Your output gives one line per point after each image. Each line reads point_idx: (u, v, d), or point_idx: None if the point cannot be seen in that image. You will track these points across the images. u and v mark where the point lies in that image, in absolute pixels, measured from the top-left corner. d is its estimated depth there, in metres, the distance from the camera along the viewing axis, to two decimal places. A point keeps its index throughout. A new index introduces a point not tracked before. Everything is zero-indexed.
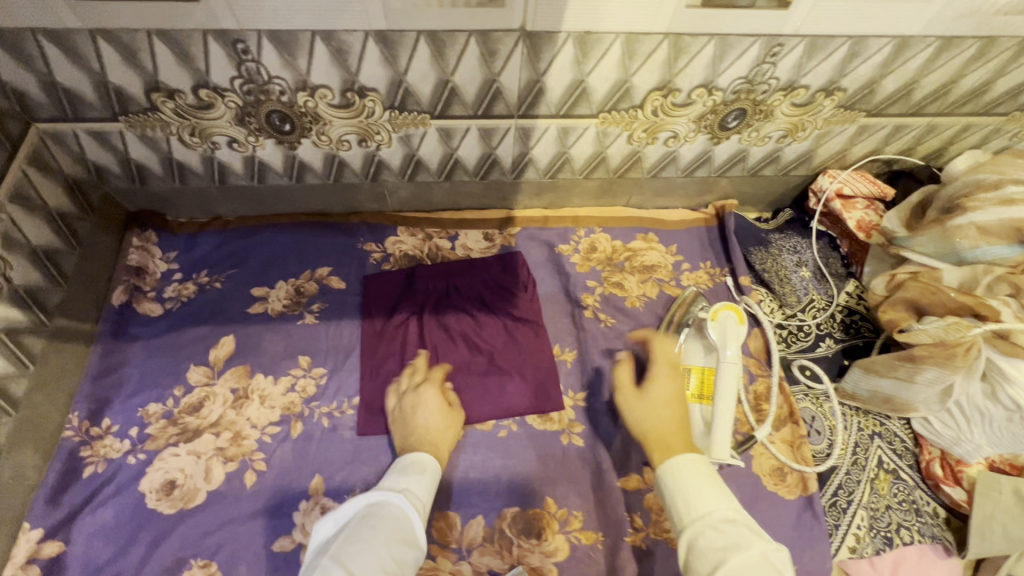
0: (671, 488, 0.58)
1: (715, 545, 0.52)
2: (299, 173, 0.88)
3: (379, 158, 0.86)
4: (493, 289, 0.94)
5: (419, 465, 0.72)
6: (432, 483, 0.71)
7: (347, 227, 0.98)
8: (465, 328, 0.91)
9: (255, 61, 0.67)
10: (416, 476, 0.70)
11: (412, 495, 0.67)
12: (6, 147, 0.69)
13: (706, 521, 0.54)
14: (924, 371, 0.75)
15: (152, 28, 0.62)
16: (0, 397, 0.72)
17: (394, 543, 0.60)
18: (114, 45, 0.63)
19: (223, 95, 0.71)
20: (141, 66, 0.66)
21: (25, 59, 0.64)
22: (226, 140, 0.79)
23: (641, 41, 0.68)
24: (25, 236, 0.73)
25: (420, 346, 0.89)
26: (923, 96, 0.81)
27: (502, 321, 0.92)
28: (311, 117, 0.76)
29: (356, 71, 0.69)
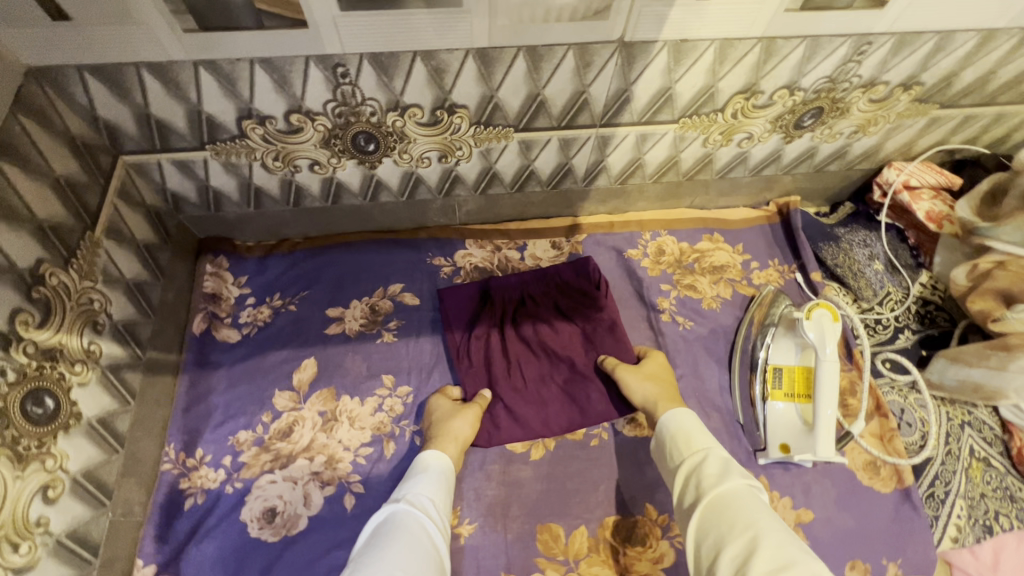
0: (674, 429, 0.71)
1: (709, 471, 0.64)
2: (374, 192, 0.87)
3: (456, 173, 0.86)
4: (568, 296, 0.94)
5: (421, 466, 0.73)
6: (438, 477, 0.72)
7: (415, 243, 0.98)
8: (546, 337, 0.90)
9: (352, 84, 0.66)
10: (421, 475, 0.72)
11: (413, 499, 0.68)
12: (99, 182, 0.69)
13: (704, 455, 0.66)
14: (1018, 358, 0.77)
15: (257, 57, 0.62)
16: (108, 433, 0.72)
17: (405, 547, 0.61)
18: (215, 75, 0.63)
19: (314, 119, 0.71)
20: (238, 94, 0.66)
21: (125, 93, 0.64)
22: (308, 163, 0.79)
23: (735, 46, 0.69)
24: (120, 270, 0.73)
25: (505, 359, 0.89)
26: (996, 87, 0.82)
27: (581, 327, 0.91)
28: (397, 136, 0.76)
29: (449, 89, 0.69)
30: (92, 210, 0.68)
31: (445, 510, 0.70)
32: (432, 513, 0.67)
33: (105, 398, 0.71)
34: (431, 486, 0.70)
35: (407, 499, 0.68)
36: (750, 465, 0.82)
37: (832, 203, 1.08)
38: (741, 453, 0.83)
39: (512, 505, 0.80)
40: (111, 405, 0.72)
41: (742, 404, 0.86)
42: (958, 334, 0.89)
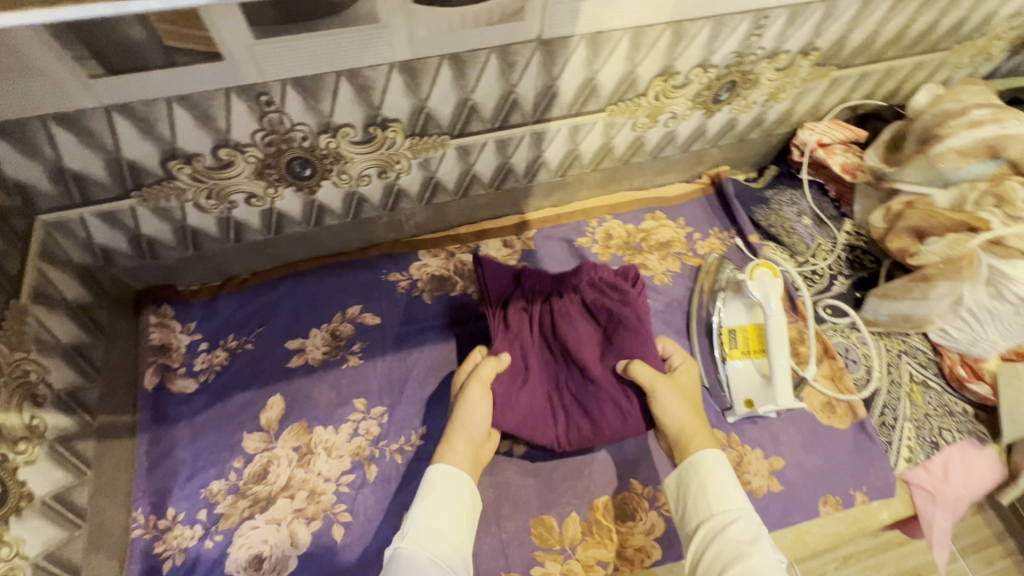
0: (703, 477, 0.66)
1: (738, 537, 0.59)
2: (318, 217, 0.86)
3: (398, 187, 0.86)
4: (612, 293, 0.83)
5: (427, 486, 0.66)
6: (446, 498, 0.65)
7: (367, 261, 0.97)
8: (582, 336, 0.81)
9: (278, 111, 0.65)
10: (426, 500, 0.65)
11: (421, 535, 0.61)
12: (18, 247, 0.64)
13: (731, 518, 0.61)
14: (937, 286, 0.84)
15: (173, 96, 0.60)
16: (66, 509, 0.68)
17: None
18: (131, 119, 0.61)
19: (243, 151, 0.69)
20: (159, 135, 0.64)
21: (33, 150, 0.60)
22: (243, 197, 0.77)
23: (646, 33, 0.72)
24: (54, 336, 0.69)
25: (529, 348, 0.82)
26: (882, 44, 0.90)
27: (618, 328, 0.80)
28: (332, 158, 0.75)
29: (378, 104, 0.69)
30: (15, 278, 0.64)
31: (460, 535, 0.63)
32: (440, 547, 0.60)
33: (57, 474, 0.67)
34: (436, 511, 0.63)
35: (414, 535, 0.61)
36: (720, 424, 0.86)
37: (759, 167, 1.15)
38: (711, 415, 0.87)
39: (503, 504, 0.80)
40: (66, 480, 0.68)
41: (705, 369, 0.90)
42: (882, 271, 0.97)
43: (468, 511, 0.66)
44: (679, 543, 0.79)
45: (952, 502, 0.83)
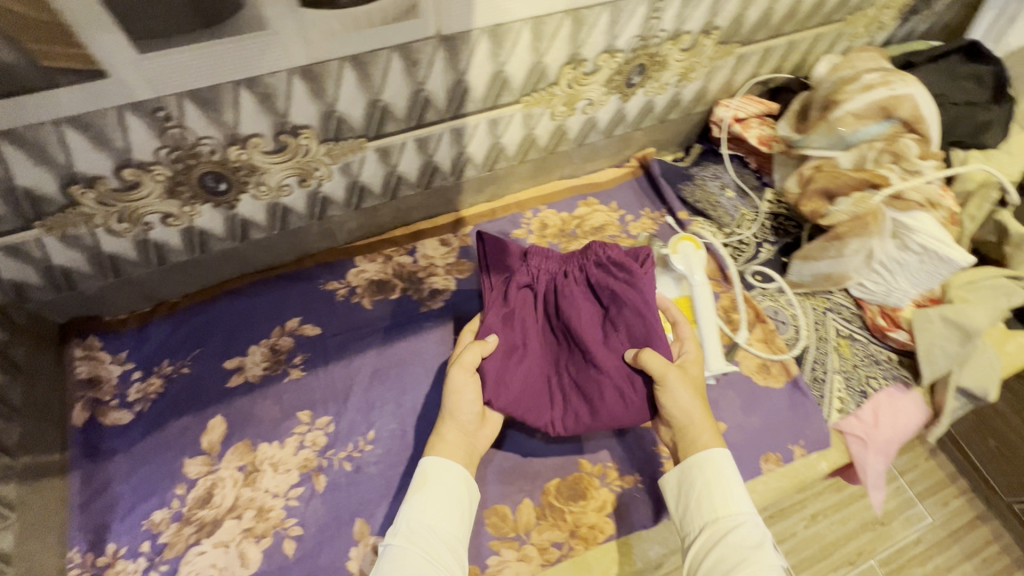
0: (707, 477, 0.66)
1: (742, 540, 0.60)
2: (244, 232, 0.85)
3: (323, 194, 0.85)
4: (619, 275, 0.79)
5: (420, 480, 0.67)
6: (438, 491, 0.66)
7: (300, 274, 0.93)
8: (586, 317, 0.78)
9: (179, 126, 0.64)
10: (420, 494, 0.65)
11: (412, 532, 0.62)
12: None
13: (735, 522, 0.62)
14: (850, 244, 0.88)
15: (61, 118, 0.58)
16: None
17: None
18: (18, 145, 0.59)
19: (149, 170, 0.68)
20: (53, 160, 0.62)
21: None
22: (158, 217, 0.75)
23: (546, 22, 0.74)
24: None
25: (529, 329, 0.80)
26: (779, 19, 0.94)
27: (626, 312, 0.77)
28: (246, 169, 0.74)
29: (285, 112, 0.69)
30: None
31: (448, 530, 0.63)
32: (430, 544, 0.61)
33: None
34: (428, 507, 0.64)
35: (404, 531, 0.62)
36: None
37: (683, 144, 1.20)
38: None
39: None
40: None
41: None
42: (802, 233, 1.02)
43: (462, 506, 0.66)
44: (631, 516, 0.80)
45: (883, 446, 0.87)
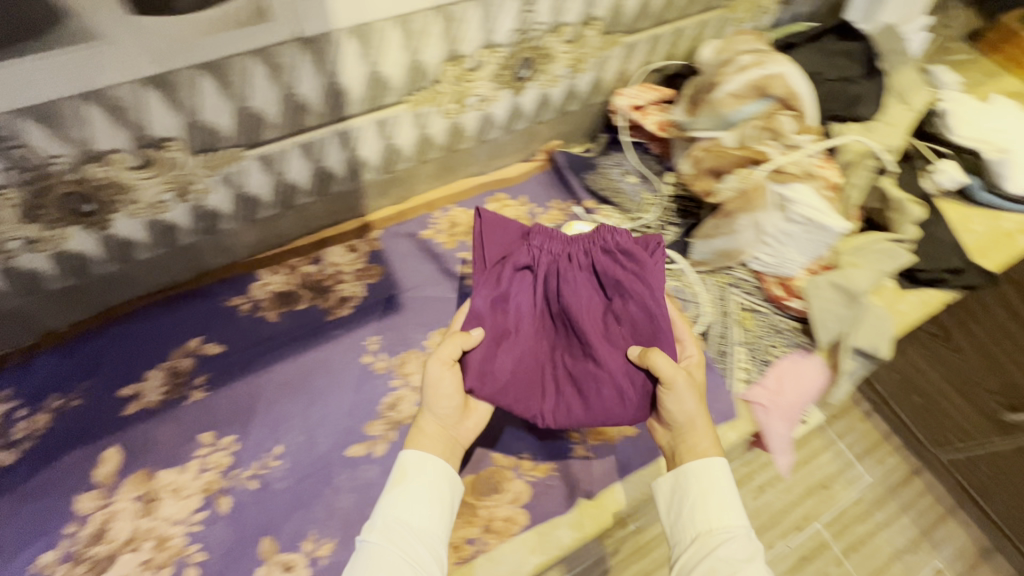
0: (703, 487, 0.68)
1: (733, 553, 0.62)
2: (127, 253, 0.82)
3: (209, 208, 0.83)
4: (627, 266, 0.78)
5: (400, 473, 0.67)
6: (415, 485, 0.66)
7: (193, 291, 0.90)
8: (587, 307, 0.78)
9: (24, 145, 0.62)
10: (404, 484, 0.66)
11: (387, 529, 0.62)
12: None
13: (728, 535, 0.64)
14: (738, 220, 0.93)
15: None
16: None
17: None
18: None
19: (1, 194, 0.65)
20: None
21: None
22: (22, 243, 0.71)
23: (414, 20, 0.74)
24: None
25: (529, 314, 0.78)
26: (658, 8, 0.98)
27: (631, 304, 0.77)
28: (115, 187, 0.72)
29: (144, 124, 0.67)
30: None
31: (416, 529, 0.63)
32: (405, 540, 0.62)
33: None
34: (402, 503, 0.65)
35: (380, 528, 0.62)
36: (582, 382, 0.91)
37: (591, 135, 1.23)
38: None
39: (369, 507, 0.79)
40: None
41: None
42: (699, 214, 1.05)
43: (438, 509, 0.66)
44: (546, 504, 0.81)
45: (788, 412, 0.90)
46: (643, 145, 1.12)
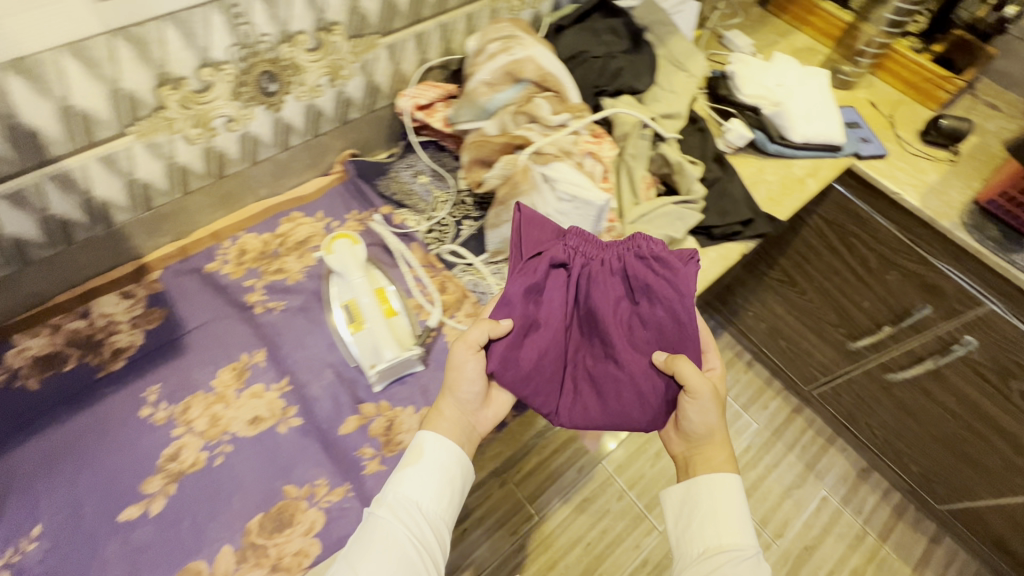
0: None
1: None
2: (286, 137, 0.85)
3: (347, 95, 0.87)
4: (665, 282, 0.71)
5: (705, 481, 0.70)
6: (722, 495, 0.69)
7: (329, 170, 0.97)
8: (612, 312, 0.72)
9: (249, 23, 0.67)
10: (688, 474, 0.73)
11: (700, 508, 0.69)
12: None
13: None
14: None
15: (162, 14, 0.61)
16: (39, 424, 0.71)
17: (686, 536, 0.69)
18: (122, 46, 0.60)
19: (221, 69, 0.70)
20: (150, 59, 0.63)
21: None
22: (223, 120, 0.75)
23: None
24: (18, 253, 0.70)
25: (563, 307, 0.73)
26: None
27: (662, 315, 0.71)
28: (293, 68, 0.76)
29: (324, 7, 0.73)
30: None
31: (728, 546, 0.65)
32: (727, 530, 0.67)
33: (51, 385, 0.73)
34: (717, 508, 0.68)
35: (690, 502, 0.70)
36: None
37: (708, 83, 1.18)
38: None
39: None
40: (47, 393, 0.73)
41: None
42: (808, 195, 1.06)
43: (745, 528, 0.67)
44: None
45: None
46: (761, 112, 1.11)
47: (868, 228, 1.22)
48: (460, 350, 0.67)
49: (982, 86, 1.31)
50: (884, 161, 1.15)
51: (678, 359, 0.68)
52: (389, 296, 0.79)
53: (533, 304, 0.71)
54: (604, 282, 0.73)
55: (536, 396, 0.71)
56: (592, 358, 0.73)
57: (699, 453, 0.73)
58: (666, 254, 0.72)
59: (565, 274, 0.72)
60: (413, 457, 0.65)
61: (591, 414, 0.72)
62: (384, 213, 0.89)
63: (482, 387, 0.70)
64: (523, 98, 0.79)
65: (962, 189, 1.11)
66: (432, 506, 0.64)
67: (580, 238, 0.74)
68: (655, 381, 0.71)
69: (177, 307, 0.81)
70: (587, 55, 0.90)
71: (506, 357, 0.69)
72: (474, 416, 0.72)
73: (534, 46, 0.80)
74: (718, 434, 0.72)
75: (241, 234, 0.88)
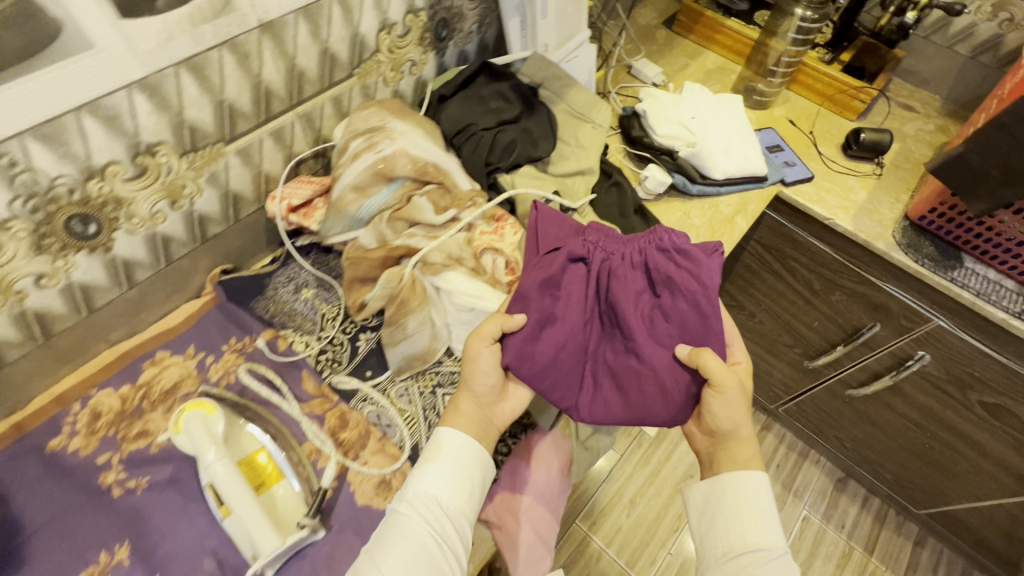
0: None
1: None
2: (129, 275, 0.71)
3: (200, 213, 0.74)
4: (688, 274, 0.68)
5: (726, 480, 0.69)
6: (745, 493, 0.68)
7: (201, 291, 0.83)
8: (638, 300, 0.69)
9: (29, 169, 0.54)
10: (713, 472, 0.72)
11: (721, 507, 0.69)
12: None
13: None
14: None
15: None
16: None
17: (710, 533, 0.69)
18: None
19: (5, 228, 0.56)
20: None
21: None
22: (31, 280, 0.61)
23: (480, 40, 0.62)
24: None
25: (582, 298, 0.68)
26: None
27: (686, 305, 0.68)
28: (113, 203, 0.63)
29: (135, 130, 0.60)
30: None
31: (752, 545, 0.65)
32: (749, 528, 0.66)
33: None
34: (740, 507, 0.67)
35: (711, 501, 0.70)
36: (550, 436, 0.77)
37: (621, 123, 1.11)
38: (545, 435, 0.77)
39: None
40: None
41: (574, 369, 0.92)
42: (739, 235, 0.99)
43: (770, 527, 0.66)
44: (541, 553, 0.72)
45: None
46: (678, 154, 1.03)
47: (807, 251, 1.17)
48: (476, 342, 0.64)
49: (894, 87, 1.28)
50: (810, 185, 1.10)
51: (702, 351, 0.65)
52: (273, 456, 0.68)
53: (551, 298, 0.67)
54: (624, 276, 0.69)
55: (554, 392, 0.66)
56: (612, 352, 0.68)
57: (723, 449, 0.71)
58: (689, 246, 0.69)
59: (584, 268, 0.69)
60: (431, 452, 0.64)
61: (611, 409, 0.67)
62: (266, 339, 0.77)
63: (497, 380, 0.66)
64: (400, 199, 0.68)
65: (892, 205, 1.07)
66: (451, 500, 0.62)
67: (600, 233, 0.72)
68: (678, 375, 0.66)
69: (14, 506, 0.65)
70: (475, 128, 0.80)
71: (522, 351, 0.65)
72: (491, 410, 0.69)
73: (403, 136, 0.70)
74: (744, 429, 0.70)
75: (92, 393, 0.73)
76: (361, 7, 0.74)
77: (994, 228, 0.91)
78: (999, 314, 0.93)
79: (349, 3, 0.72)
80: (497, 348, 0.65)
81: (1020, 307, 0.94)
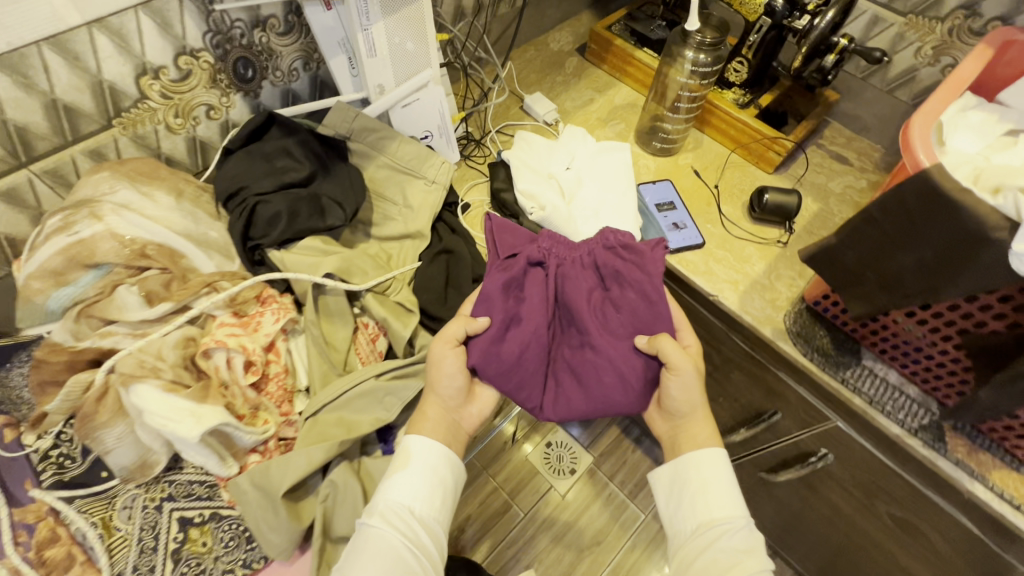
0: None
1: None
2: None
3: None
4: (633, 264, 0.68)
5: (693, 457, 0.63)
6: (712, 465, 0.62)
7: None
8: (594, 293, 0.69)
9: None
10: (674, 454, 0.66)
11: (686, 481, 0.62)
12: None
13: None
14: None
15: None
16: None
17: (676, 511, 0.63)
18: None
19: None
20: None
21: None
22: None
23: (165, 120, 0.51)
24: None
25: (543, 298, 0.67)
26: None
27: (636, 292, 0.67)
28: None
29: None
30: None
31: (719, 520, 0.59)
32: (716, 503, 0.60)
33: None
34: (706, 481, 0.61)
35: (675, 476, 0.63)
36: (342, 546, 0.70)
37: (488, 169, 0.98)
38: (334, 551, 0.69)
39: None
40: None
41: None
42: None
43: (738, 500, 0.60)
44: None
45: None
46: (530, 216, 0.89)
47: (701, 323, 1.00)
48: (436, 345, 0.63)
49: (829, 132, 1.11)
50: (700, 252, 0.95)
51: (659, 338, 0.62)
52: None
53: (513, 300, 0.66)
54: (577, 277, 0.69)
55: (518, 391, 0.65)
56: (570, 348, 0.67)
57: (682, 430, 0.65)
58: (634, 241, 0.70)
59: (542, 270, 0.68)
60: (400, 462, 0.59)
61: (574, 405, 0.65)
62: None
63: (462, 384, 0.63)
64: (101, 289, 0.61)
65: (791, 280, 0.91)
66: (426, 509, 0.58)
67: (551, 240, 0.71)
68: (634, 362, 0.65)
69: None
70: (247, 193, 0.69)
71: (487, 352, 0.63)
72: (460, 413, 0.66)
73: (114, 212, 0.62)
74: (700, 408, 0.65)
75: None
76: (95, 54, 0.63)
77: (888, 326, 0.76)
78: (892, 429, 0.78)
79: (72, 49, 0.61)
80: (462, 351, 0.64)
81: (919, 422, 0.78)
